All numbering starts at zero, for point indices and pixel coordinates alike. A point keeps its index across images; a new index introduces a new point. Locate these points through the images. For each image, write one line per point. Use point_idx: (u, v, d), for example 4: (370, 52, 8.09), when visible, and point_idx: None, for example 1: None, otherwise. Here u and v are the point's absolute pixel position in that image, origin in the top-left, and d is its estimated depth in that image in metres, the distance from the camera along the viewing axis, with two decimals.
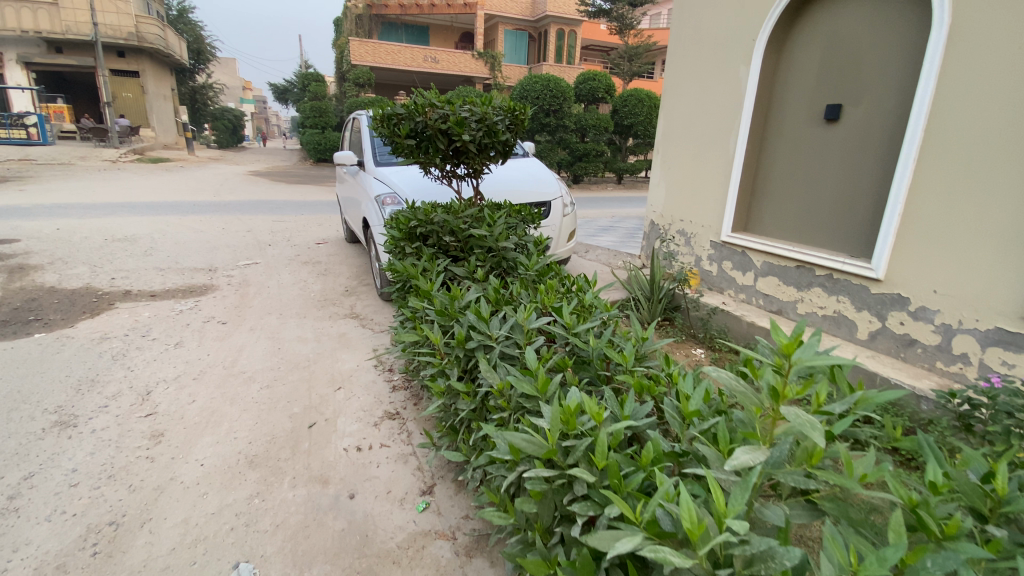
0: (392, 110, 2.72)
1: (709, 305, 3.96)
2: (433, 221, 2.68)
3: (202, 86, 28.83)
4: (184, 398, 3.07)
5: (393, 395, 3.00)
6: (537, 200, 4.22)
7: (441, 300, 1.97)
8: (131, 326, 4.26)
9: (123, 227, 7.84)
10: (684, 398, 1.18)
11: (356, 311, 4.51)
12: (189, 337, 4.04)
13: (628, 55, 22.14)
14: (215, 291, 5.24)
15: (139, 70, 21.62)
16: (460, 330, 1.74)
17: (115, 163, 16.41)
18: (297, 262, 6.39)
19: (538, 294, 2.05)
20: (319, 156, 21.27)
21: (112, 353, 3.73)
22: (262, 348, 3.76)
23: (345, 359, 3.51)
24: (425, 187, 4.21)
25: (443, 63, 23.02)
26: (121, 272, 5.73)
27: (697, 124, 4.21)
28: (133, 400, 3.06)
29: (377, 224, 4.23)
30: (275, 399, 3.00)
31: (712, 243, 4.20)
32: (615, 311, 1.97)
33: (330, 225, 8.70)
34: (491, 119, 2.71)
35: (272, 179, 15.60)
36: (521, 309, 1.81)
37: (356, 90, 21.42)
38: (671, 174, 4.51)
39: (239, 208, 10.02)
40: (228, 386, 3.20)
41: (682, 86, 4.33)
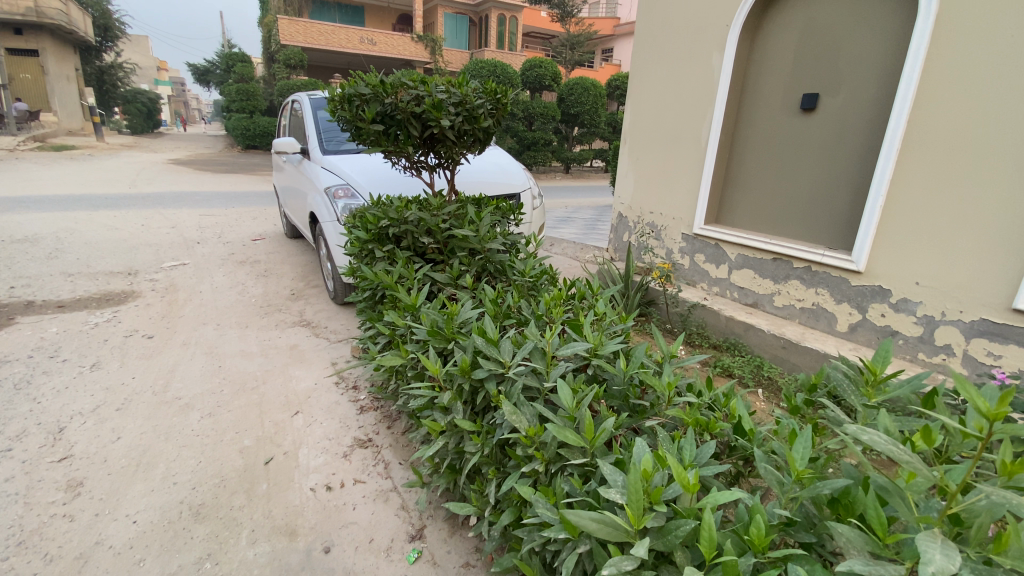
0: (353, 90, 2.34)
1: (688, 301, 3.80)
2: (407, 219, 2.34)
3: (110, 66, 26.02)
4: (106, 435, 2.56)
5: (361, 418, 2.65)
6: (506, 192, 3.93)
7: (432, 318, 1.65)
8: (35, 346, 3.60)
9: (19, 225, 6.78)
10: (792, 448, 0.98)
11: (307, 318, 4.06)
12: (108, 356, 3.45)
13: (570, 43, 22.10)
14: (137, 299, 4.58)
15: (37, 48, 19.15)
16: (464, 358, 1.44)
17: (9, 150, 14.45)
18: (232, 262, 5.76)
19: (544, 305, 1.80)
20: (248, 143, 19.78)
21: (13, 380, 3.10)
22: (199, 367, 3.26)
23: (300, 377, 3.10)
24: (384, 179, 3.81)
25: (381, 45, 22.02)
26: (19, 279, 4.90)
27: (668, 113, 4.06)
28: (41, 440, 2.52)
29: (329, 220, 3.79)
30: (222, 431, 2.57)
31: (683, 235, 4.07)
32: (632, 324, 1.73)
33: (266, 220, 7.97)
34: (473, 103, 2.40)
35: (195, 169, 14.26)
36: (534, 329, 1.54)
37: (287, 72, 20.03)
38: (641, 165, 4.34)
39: (160, 201, 9.01)
40: (161, 417, 2.71)
41: (651, 72, 4.15)
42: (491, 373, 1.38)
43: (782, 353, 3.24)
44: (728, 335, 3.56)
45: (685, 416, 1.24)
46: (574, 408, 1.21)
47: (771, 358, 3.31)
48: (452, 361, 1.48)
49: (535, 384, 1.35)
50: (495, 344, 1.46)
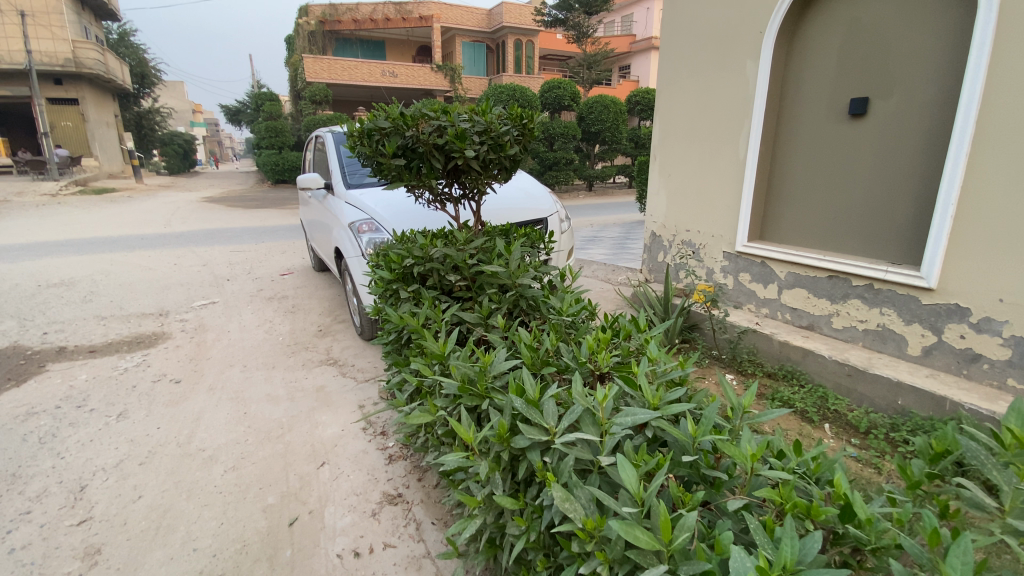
0: (373, 124, 2.23)
1: (737, 325, 3.52)
2: (432, 256, 2.19)
3: (148, 112, 27.42)
4: (128, 494, 2.44)
5: (390, 469, 2.48)
6: (532, 218, 3.77)
7: (463, 372, 1.46)
8: (64, 395, 3.57)
9: (59, 269, 6.98)
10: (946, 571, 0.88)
11: (334, 356, 3.94)
12: (136, 405, 3.38)
13: (587, 62, 22.24)
14: (167, 341, 4.56)
15: (78, 98, 20.27)
16: (502, 424, 1.23)
17: (55, 196, 15.20)
18: (260, 298, 5.75)
19: (587, 350, 1.60)
20: (277, 178, 20.40)
21: (40, 434, 3.05)
22: (225, 414, 3.15)
23: (327, 423, 2.95)
24: (407, 212, 3.71)
25: (402, 77, 22.58)
26: (55, 324, 4.97)
27: (700, 127, 3.85)
28: (62, 501, 2.42)
29: (353, 255, 3.69)
30: (246, 487, 2.42)
31: (725, 254, 3.82)
32: (692, 368, 1.52)
33: (294, 253, 8.03)
34: (498, 130, 2.26)
35: (227, 205, 14.69)
36: (581, 383, 1.34)
37: (313, 108, 20.68)
38: (674, 181, 4.13)
39: (193, 239, 9.22)
40: (184, 472, 2.59)
41: (680, 86, 3.96)
42: (535, 442, 1.18)
43: (847, 382, 2.93)
44: (784, 363, 3.26)
45: (778, 497, 1.04)
46: (641, 493, 1.01)
47: (835, 388, 3.00)
48: (488, 426, 1.28)
49: (589, 456, 1.14)
50: (537, 406, 1.26)
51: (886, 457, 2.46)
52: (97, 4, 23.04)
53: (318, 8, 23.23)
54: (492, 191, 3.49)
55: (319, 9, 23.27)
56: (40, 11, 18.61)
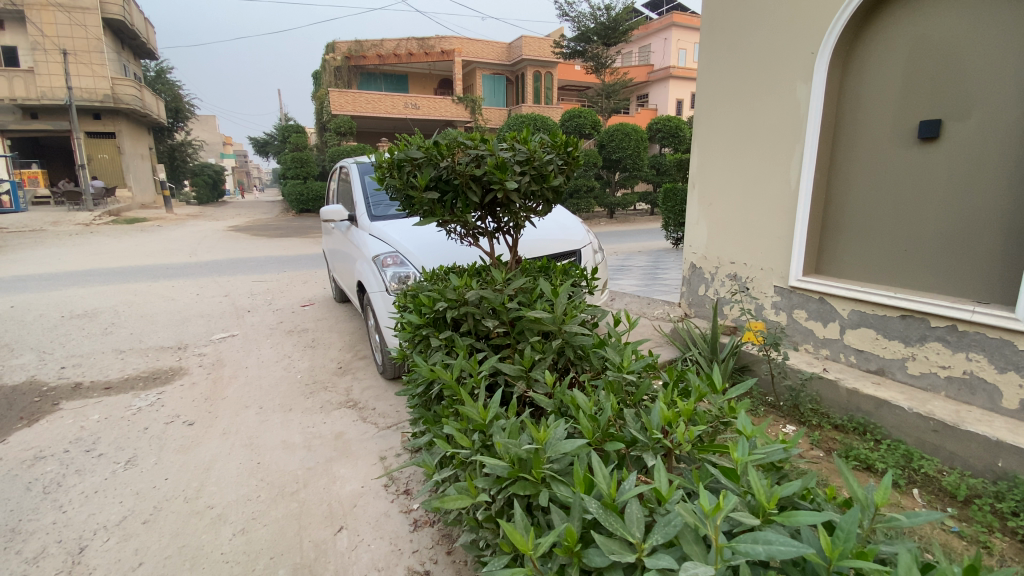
0: (404, 155, 2.05)
1: (796, 369, 3.17)
2: (466, 299, 1.94)
3: (180, 144, 28.43)
4: (128, 560, 2.20)
5: (415, 538, 2.20)
6: (565, 250, 3.53)
7: (513, 451, 1.20)
8: (73, 437, 3.38)
9: (83, 299, 6.96)
10: None
11: (354, 398, 3.70)
12: (146, 450, 3.18)
13: (606, 92, 22.43)
14: (183, 378, 4.39)
15: (114, 131, 21.09)
16: (572, 532, 0.96)
17: (87, 226, 15.62)
18: (280, 331, 5.58)
19: (660, 419, 1.32)
20: (301, 208, 20.70)
21: (43, 482, 2.85)
22: (238, 464, 2.91)
23: (346, 477, 2.69)
24: (435, 247, 3.51)
25: (424, 109, 23.00)
26: (73, 358, 4.86)
27: (745, 152, 3.60)
28: (56, 567, 2.18)
29: (377, 290, 3.49)
30: (256, 556, 2.16)
31: (777, 288, 3.49)
32: (796, 446, 1.24)
33: (316, 283, 7.92)
34: (542, 159, 2.04)
35: (250, 234, 14.86)
36: (668, 475, 1.06)
37: (338, 139, 21.09)
38: (716, 211, 3.85)
39: (216, 269, 9.22)
40: (190, 534, 2.34)
41: (721, 111, 3.74)
42: (619, 562, 0.91)
43: (933, 438, 2.56)
44: (853, 414, 2.90)
45: None
46: None
47: (918, 444, 2.63)
48: (552, 531, 1.01)
49: None
50: (617, 509, 0.99)
51: (996, 534, 2.08)
52: (137, 44, 24.15)
53: (344, 44, 24.01)
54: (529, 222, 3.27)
55: (345, 45, 24.03)
56: (81, 49, 19.37)
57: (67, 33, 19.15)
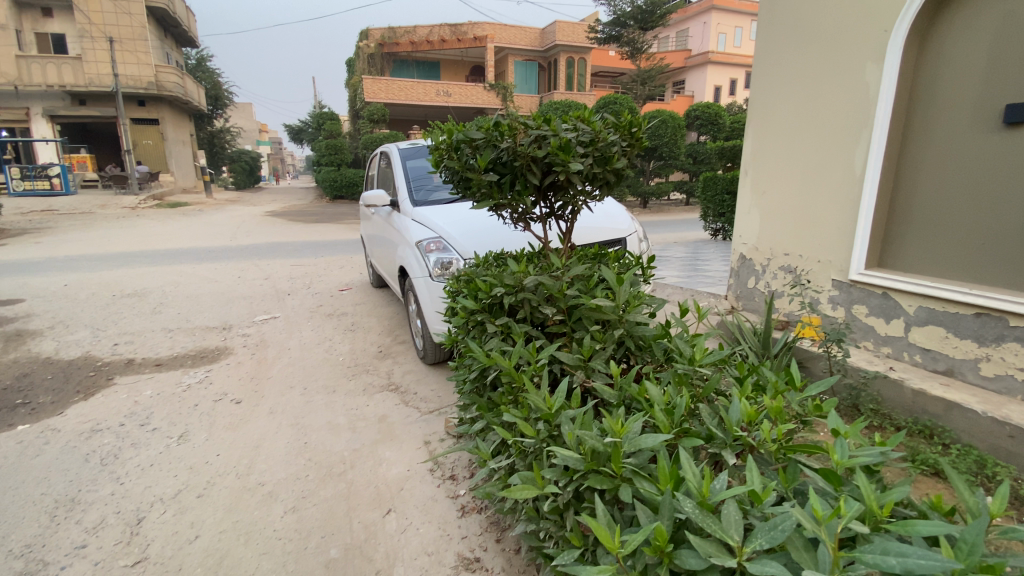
0: (464, 136, 2.05)
1: (856, 367, 3.00)
2: (524, 286, 1.90)
3: (220, 131, 29.19)
4: (185, 532, 2.26)
5: (463, 524, 2.19)
6: (610, 239, 3.44)
7: (590, 444, 1.15)
8: (129, 412, 3.51)
9: (133, 280, 7.23)
10: None
11: (395, 382, 3.73)
12: (197, 426, 3.27)
13: (641, 78, 21.92)
14: (229, 357, 4.51)
15: (158, 118, 21.78)
16: (663, 532, 0.91)
17: (134, 209, 16.21)
18: (320, 314, 5.68)
19: (740, 416, 1.27)
20: (334, 194, 20.99)
21: (103, 454, 2.97)
22: (285, 443, 2.97)
23: (391, 460, 2.70)
24: (479, 232, 3.47)
25: (456, 96, 22.92)
26: (125, 336, 5.05)
27: (805, 139, 3.42)
28: (118, 536, 2.27)
29: (419, 275, 3.49)
30: (308, 534, 2.19)
31: (835, 281, 3.31)
32: (891, 448, 1.18)
33: (352, 268, 8.02)
34: (607, 140, 2.03)
35: (286, 220, 15.18)
36: (762, 476, 1.00)
37: (371, 126, 21.24)
38: (771, 200, 3.68)
39: (255, 253, 9.43)
40: (242, 510, 2.39)
41: (779, 95, 3.56)
42: (718, 566, 0.86)
43: (1010, 444, 2.39)
44: (919, 416, 2.73)
45: None
46: None
47: (991, 450, 2.47)
48: (640, 529, 0.96)
49: None
50: (711, 509, 0.94)
51: None
52: (179, 32, 24.78)
53: (378, 31, 24.10)
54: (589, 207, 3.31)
55: (379, 32, 24.10)
56: (127, 37, 19.97)
57: (114, 22, 19.77)
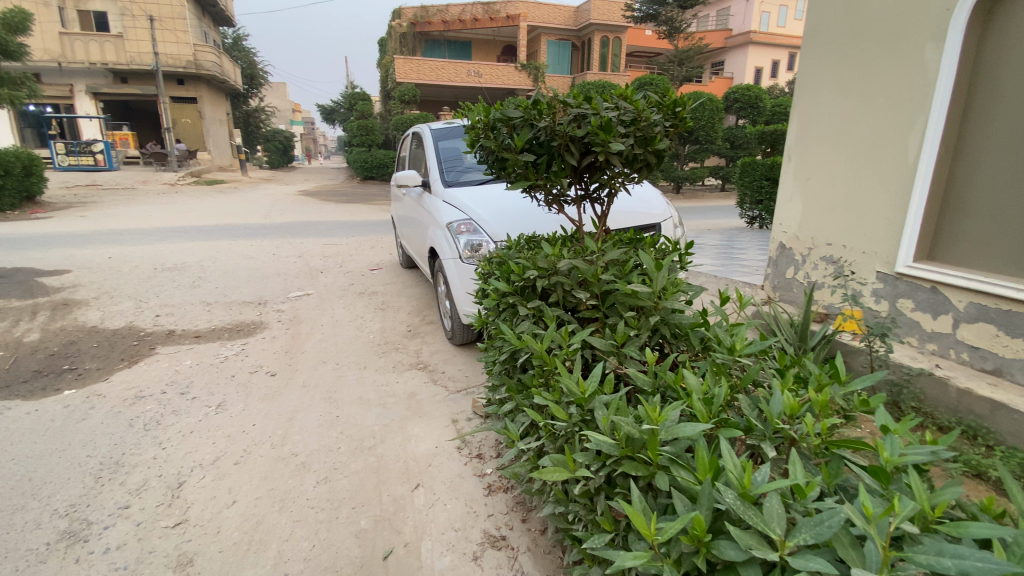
0: (502, 114, 2.04)
1: (898, 363, 2.88)
2: (558, 269, 1.88)
3: (255, 110, 29.71)
4: (222, 498, 2.36)
5: (490, 502, 2.21)
6: (644, 224, 3.36)
7: (625, 430, 1.14)
8: (170, 380, 3.67)
9: (173, 254, 7.49)
10: None
11: (424, 360, 3.77)
12: (234, 396, 3.40)
13: (678, 58, 21.24)
14: (264, 331, 4.65)
15: (196, 96, 22.28)
16: (702, 521, 0.90)
17: (174, 186, 16.73)
18: (351, 292, 5.78)
19: (781, 408, 1.24)
20: (365, 175, 21.18)
21: (145, 419, 3.12)
22: (317, 416, 3.05)
23: (419, 437, 2.75)
24: (510, 214, 3.45)
25: (487, 76, 22.68)
26: (166, 308, 5.25)
27: (854, 124, 3.26)
28: (160, 498, 2.38)
29: (449, 257, 3.50)
30: (338, 504, 2.26)
31: (879, 274, 3.18)
32: (943, 447, 1.14)
33: (383, 248, 8.11)
34: (650, 120, 2.00)
35: (319, 199, 15.42)
36: (807, 470, 0.98)
37: (401, 106, 21.26)
38: (814, 187, 3.53)
39: (289, 231, 9.64)
40: (277, 478, 2.48)
41: (828, 77, 3.39)
42: (759, 559, 0.84)
43: None
44: (963, 417, 2.62)
45: None
46: None
47: None
48: (677, 517, 0.95)
49: None
50: (752, 501, 0.92)
51: None
52: (216, 11, 25.16)
53: (410, 10, 23.95)
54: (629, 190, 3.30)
55: (411, 11, 23.94)
56: (167, 16, 20.37)
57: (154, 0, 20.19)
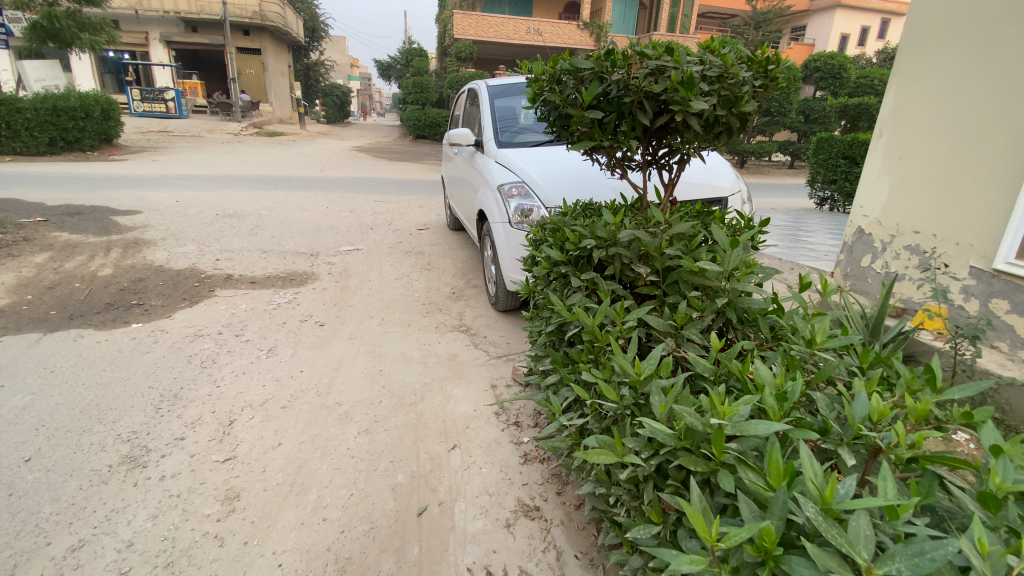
0: (571, 66, 1.89)
1: (986, 370, 2.59)
2: (618, 239, 1.76)
3: (315, 64, 30.06)
4: (269, 439, 2.45)
5: (525, 471, 2.18)
6: (711, 197, 3.13)
7: (687, 421, 1.04)
8: (226, 322, 3.83)
9: (234, 202, 7.77)
10: None
11: (466, 323, 3.75)
12: (284, 342, 3.51)
13: (755, 21, 19.70)
14: (315, 282, 4.76)
15: (261, 48, 22.70)
16: (772, 532, 0.81)
17: (237, 136, 17.32)
18: (399, 250, 5.81)
19: (867, 413, 1.12)
20: (418, 134, 21.15)
21: (202, 357, 3.27)
22: (361, 369, 3.10)
23: (458, 399, 2.74)
24: (565, 179, 3.30)
25: (547, 35, 21.85)
26: (225, 253, 5.47)
27: (963, 97, 2.87)
28: (212, 433, 2.50)
29: (499, 220, 3.42)
30: (377, 457, 2.29)
31: (973, 269, 2.85)
32: None
33: (432, 208, 8.10)
34: (739, 77, 1.81)
35: (372, 155, 15.57)
36: (898, 489, 0.86)
37: (458, 64, 20.89)
38: (905, 168, 3.17)
39: (343, 185, 9.79)
40: (320, 425, 2.54)
41: (939, 41, 2.97)
42: None
43: None
44: None
45: None
46: None
47: None
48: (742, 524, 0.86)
49: None
50: (834, 517, 0.82)
51: None
52: None
53: None
54: (704, 157, 3.29)
55: None
56: None
57: None
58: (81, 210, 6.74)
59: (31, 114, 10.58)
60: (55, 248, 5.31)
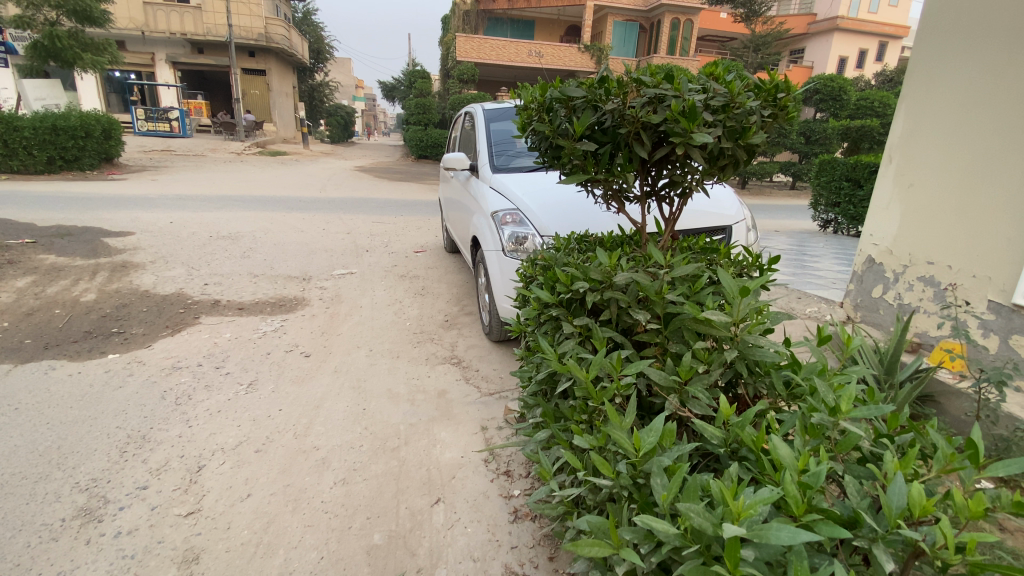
0: (563, 93, 1.77)
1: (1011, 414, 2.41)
2: (613, 282, 1.60)
3: (319, 85, 30.42)
4: (237, 489, 2.26)
5: (514, 531, 1.99)
6: (714, 226, 2.98)
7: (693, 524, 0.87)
8: (207, 352, 3.66)
9: (229, 223, 7.66)
10: None
11: (458, 355, 3.58)
12: (265, 375, 3.34)
13: (754, 44, 19.81)
14: (304, 308, 4.60)
15: (265, 69, 22.96)
16: None
17: (239, 155, 17.39)
18: (394, 274, 5.66)
19: (906, 503, 0.94)
20: (419, 154, 21.21)
21: (178, 393, 3.09)
22: (344, 407, 2.91)
23: (445, 443, 2.55)
24: (561, 207, 3.16)
25: (548, 57, 22.05)
26: (214, 277, 5.32)
27: (977, 122, 2.73)
28: (177, 482, 2.31)
29: (492, 248, 3.27)
30: (353, 512, 2.10)
31: (993, 304, 2.67)
32: None
33: (430, 230, 7.98)
34: (746, 106, 1.69)
35: (372, 175, 15.56)
36: None
37: (459, 86, 21.06)
38: (918, 195, 3.00)
39: (341, 206, 9.70)
40: (295, 473, 2.35)
41: (949, 65, 2.85)
42: None
43: None
44: None
45: None
46: None
47: None
48: None
49: None
50: None
51: None
52: None
53: None
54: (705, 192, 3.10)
55: None
56: None
57: None
58: (72, 231, 6.63)
59: (30, 133, 10.56)
60: (41, 271, 5.18)
